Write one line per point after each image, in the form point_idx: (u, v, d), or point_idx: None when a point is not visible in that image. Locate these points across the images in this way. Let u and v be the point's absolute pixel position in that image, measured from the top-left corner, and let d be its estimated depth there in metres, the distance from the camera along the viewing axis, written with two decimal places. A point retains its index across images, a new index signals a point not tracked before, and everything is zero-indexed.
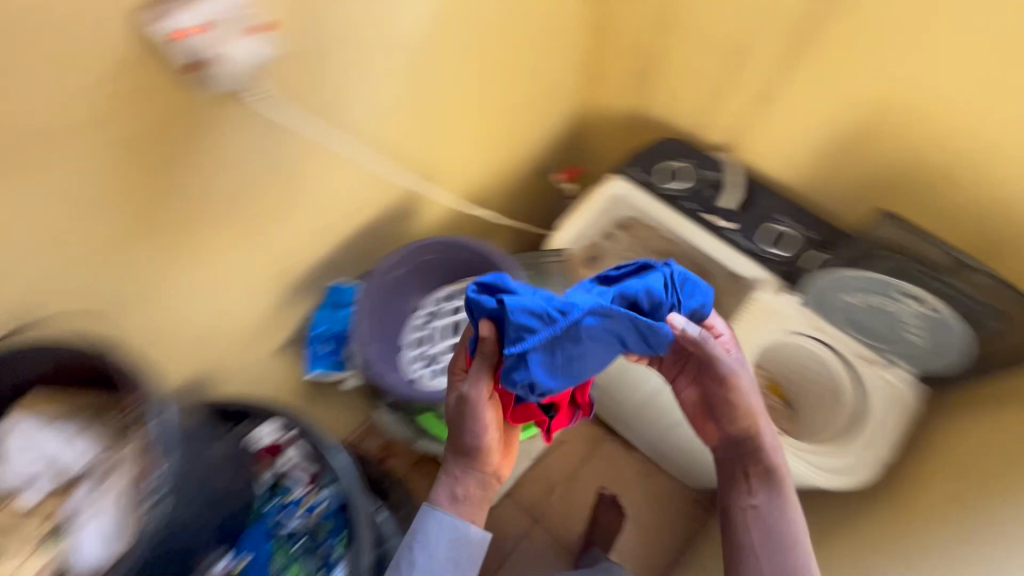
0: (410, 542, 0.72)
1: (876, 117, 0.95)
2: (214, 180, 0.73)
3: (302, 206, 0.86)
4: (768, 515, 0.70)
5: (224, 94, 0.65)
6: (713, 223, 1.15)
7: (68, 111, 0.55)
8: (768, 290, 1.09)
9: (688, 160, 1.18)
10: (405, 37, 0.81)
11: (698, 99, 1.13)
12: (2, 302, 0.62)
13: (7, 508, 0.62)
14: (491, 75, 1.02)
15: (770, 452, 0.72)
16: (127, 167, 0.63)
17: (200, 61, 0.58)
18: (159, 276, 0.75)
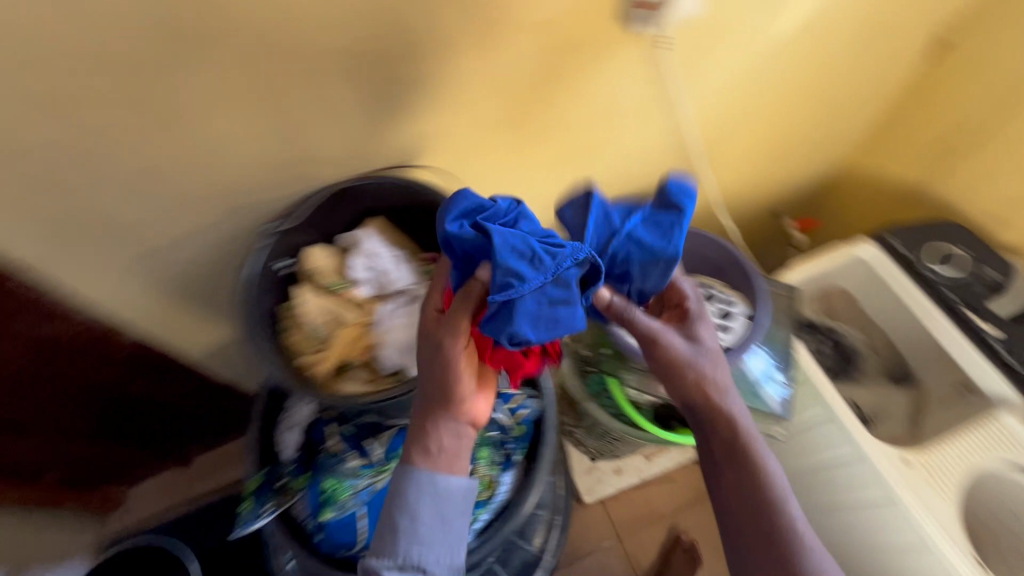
0: (399, 511, 0.62)
1: None
2: (576, 108, 0.79)
3: (608, 157, 0.91)
4: (765, 495, 0.65)
5: (640, 40, 0.71)
6: (973, 323, 1.06)
7: (538, 13, 0.64)
8: (1016, 415, 0.98)
9: (967, 251, 1.10)
10: (778, 37, 0.85)
11: (1012, 192, 1.05)
12: (393, 147, 0.74)
13: (346, 293, 0.73)
14: (803, 104, 1.04)
15: (729, 418, 0.66)
16: (536, 73, 0.71)
17: (659, 1, 0.65)
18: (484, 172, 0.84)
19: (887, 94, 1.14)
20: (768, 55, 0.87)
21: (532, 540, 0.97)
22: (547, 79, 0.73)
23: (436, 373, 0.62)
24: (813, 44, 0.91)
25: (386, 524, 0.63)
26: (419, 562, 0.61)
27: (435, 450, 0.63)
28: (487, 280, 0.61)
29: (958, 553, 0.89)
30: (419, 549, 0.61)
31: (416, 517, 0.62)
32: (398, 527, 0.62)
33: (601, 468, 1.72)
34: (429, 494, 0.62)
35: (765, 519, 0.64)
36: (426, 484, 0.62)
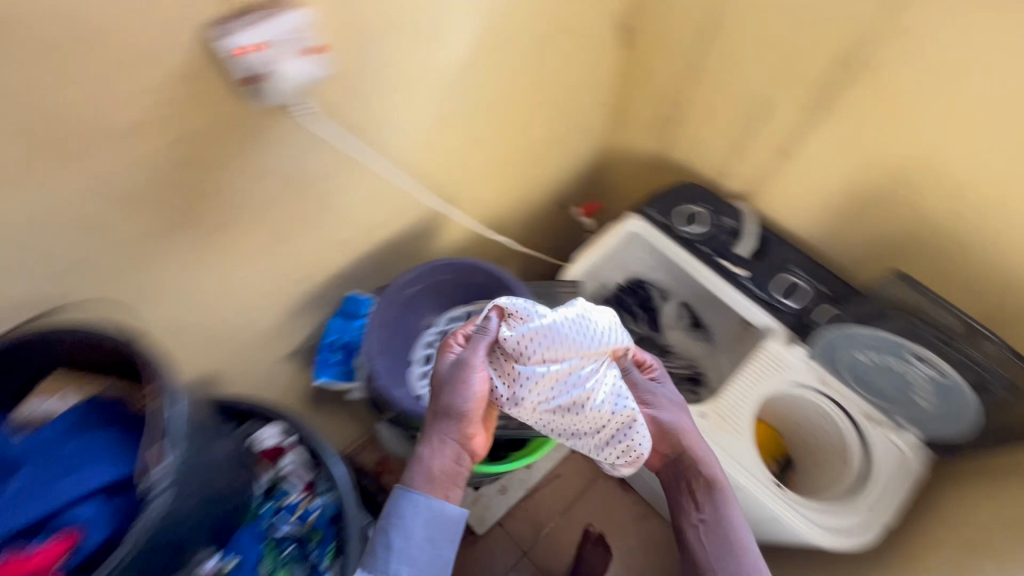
0: (391, 525, 0.71)
1: (907, 176, 0.89)
2: (246, 188, 0.71)
3: (325, 225, 0.86)
4: (714, 527, 0.80)
5: (273, 108, 0.65)
6: (725, 269, 1.14)
7: (123, 109, 0.55)
8: (777, 340, 1.08)
9: (708, 206, 1.18)
10: (444, 72, 0.82)
11: (721, 150, 1.13)
12: (32, 287, 0.62)
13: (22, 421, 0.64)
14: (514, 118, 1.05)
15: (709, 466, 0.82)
16: (169, 173, 0.63)
17: (257, 77, 0.57)
18: (181, 281, 0.74)
19: (607, 75, 1.18)
20: (456, 84, 0.86)
21: None
22: (177, 187, 0.65)
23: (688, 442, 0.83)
24: (505, 60, 0.91)
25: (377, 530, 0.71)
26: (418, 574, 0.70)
27: (437, 478, 0.73)
28: None
29: (755, 476, 0.98)
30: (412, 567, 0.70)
31: (399, 534, 0.70)
32: (384, 535, 0.70)
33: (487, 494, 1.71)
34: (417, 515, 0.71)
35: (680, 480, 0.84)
36: (419, 499, 0.71)
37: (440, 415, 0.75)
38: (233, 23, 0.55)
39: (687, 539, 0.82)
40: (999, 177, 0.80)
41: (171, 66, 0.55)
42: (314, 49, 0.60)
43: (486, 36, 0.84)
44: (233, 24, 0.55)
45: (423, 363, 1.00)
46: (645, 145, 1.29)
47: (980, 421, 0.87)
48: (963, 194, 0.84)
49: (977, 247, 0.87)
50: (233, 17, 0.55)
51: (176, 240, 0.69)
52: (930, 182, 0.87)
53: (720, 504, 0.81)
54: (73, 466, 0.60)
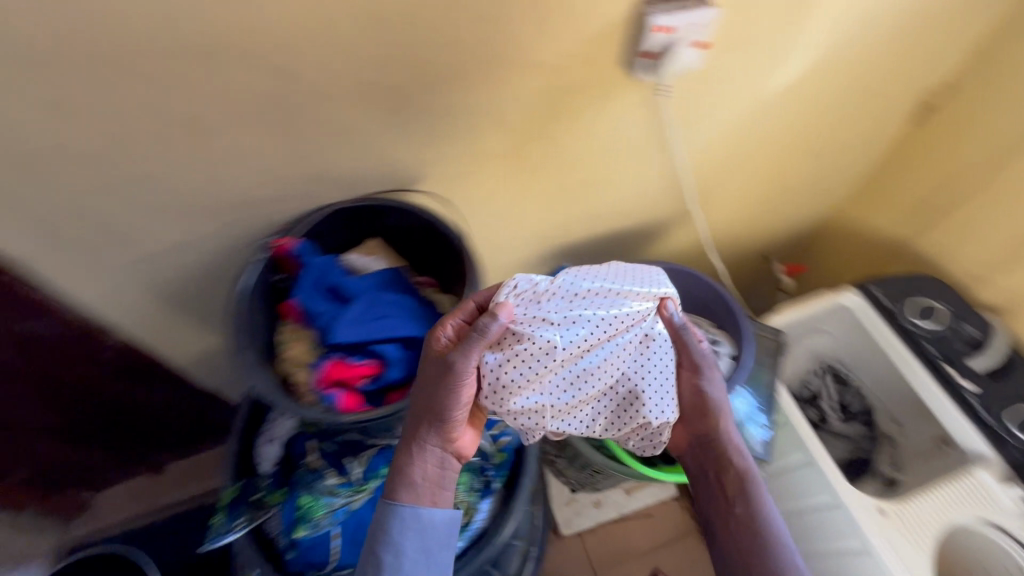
0: (386, 544, 0.63)
1: None
2: (569, 146, 0.80)
3: (593, 198, 0.94)
4: (753, 522, 0.70)
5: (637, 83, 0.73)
6: (948, 376, 1.06)
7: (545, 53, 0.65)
8: (989, 471, 0.98)
9: (949, 306, 1.10)
10: (763, 96, 0.86)
11: (988, 253, 1.06)
12: (396, 170, 0.75)
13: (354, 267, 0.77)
14: (785, 158, 1.06)
15: (738, 455, 0.75)
16: (533, 114, 0.73)
17: (659, 53, 0.66)
18: (479, 203, 0.85)
19: (881, 144, 1.15)
20: (764, 110, 0.90)
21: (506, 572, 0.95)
22: (530, 128, 0.74)
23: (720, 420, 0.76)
24: (809, 102, 0.94)
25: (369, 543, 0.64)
26: None
27: (418, 483, 0.65)
28: (302, 280, 0.73)
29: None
30: None
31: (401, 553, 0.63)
32: (375, 549, 0.63)
33: (579, 501, 1.73)
34: (410, 532, 0.63)
35: (729, 479, 0.74)
36: (407, 517, 0.63)
37: (416, 413, 0.66)
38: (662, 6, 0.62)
39: (718, 535, 0.73)
40: None
41: (596, 30, 0.64)
42: (707, 44, 0.67)
43: (812, 75, 0.87)
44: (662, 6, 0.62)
45: None
46: (886, 224, 1.24)
47: None
48: None
49: None
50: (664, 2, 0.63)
51: (501, 170, 0.80)
52: None
53: (725, 494, 0.74)
54: (385, 317, 0.73)
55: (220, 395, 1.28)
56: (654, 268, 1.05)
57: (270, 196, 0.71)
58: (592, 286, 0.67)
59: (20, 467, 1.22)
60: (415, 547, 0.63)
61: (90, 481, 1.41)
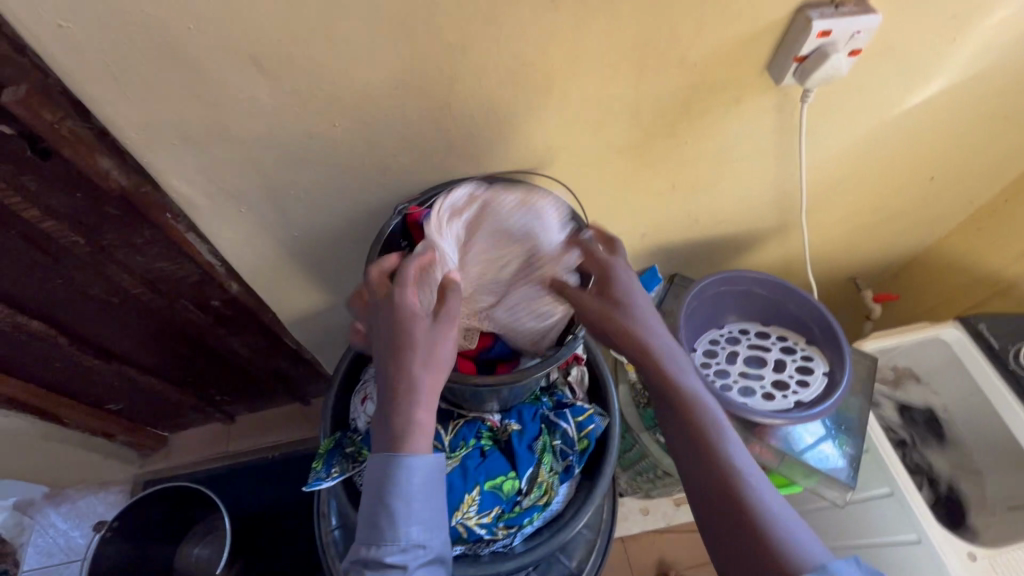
0: (386, 498, 0.61)
1: None
2: (691, 144, 0.82)
3: (700, 199, 0.94)
4: (697, 436, 0.60)
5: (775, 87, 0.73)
6: None
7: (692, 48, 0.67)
8: None
9: None
10: (893, 111, 0.85)
11: None
12: (524, 152, 0.78)
13: None
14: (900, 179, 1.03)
15: (667, 362, 0.63)
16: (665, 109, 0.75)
17: (813, 56, 0.66)
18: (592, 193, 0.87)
19: (1004, 174, 1.10)
20: (890, 126, 0.88)
21: (572, 558, 0.96)
22: (658, 122, 0.76)
23: (629, 321, 0.65)
24: (938, 123, 0.91)
25: (374, 513, 0.62)
26: (421, 539, 0.61)
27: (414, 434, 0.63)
28: None
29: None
30: (414, 526, 0.61)
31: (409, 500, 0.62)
32: (382, 507, 0.61)
33: (627, 505, 1.73)
34: (413, 479, 0.61)
35: (669, 400, 0.62)
36: (405, 470, 0.61)
37: (382, 361, 0.64)
38: (822, 10, 0.63)
39: (681, 462, 0.61)
40: None
41: (748, 29, 0.65)
42: (859, 52, 0.67)
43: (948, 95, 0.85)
44: (823, 11, 0.63)
45: (699, 353, 1.03)
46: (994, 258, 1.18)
47: None
48: None
49: None
50: (823, 6, 0.63)
51: (621, 162, 0.82)
52: None
53: (703, 456, 0.59)
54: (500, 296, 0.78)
55: (306, 353, 1.36)
56: (751, 278, 1.04)
57: (407, 166, 0.76)
58: (475, 205, 0.76)
59: (125, 397, 1.33)
60: (411, 491, 0.62)
61: (177, 419, 1.52)
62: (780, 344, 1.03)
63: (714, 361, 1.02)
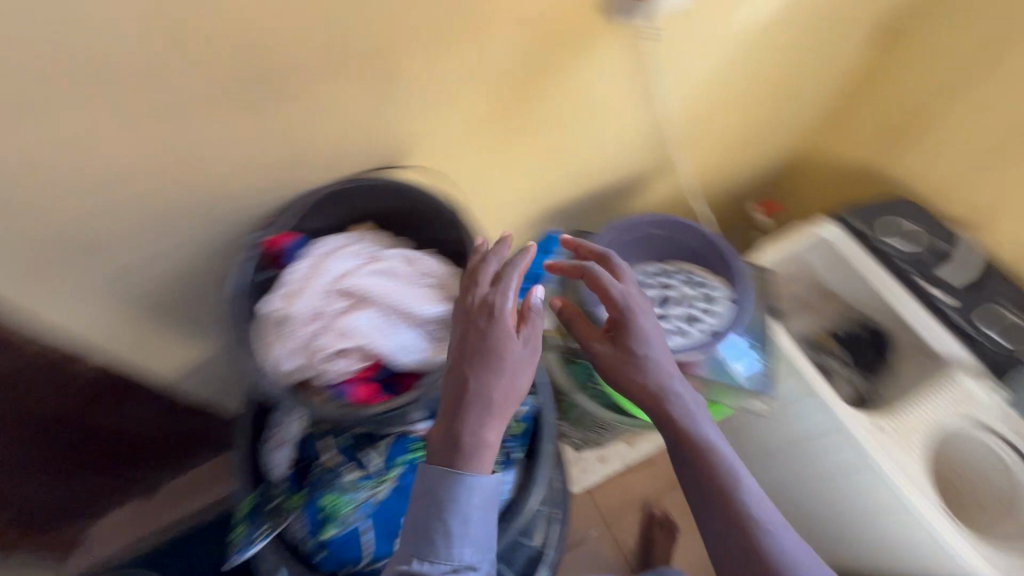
0: (441, 512, 0.61)
1: None
2: (555, 101, 0.79)
3: (579, 155, 0.93)
4: (713, 481, 0.65)
5: (621, 29, 0.72)
6: (925, 291, 1.11)
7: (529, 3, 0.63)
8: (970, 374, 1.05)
9: (919, 225, 1.15)
10: (738, 34, 0.87)
11: (951, 171, 1.11)
12: (383, 143, 0.72)
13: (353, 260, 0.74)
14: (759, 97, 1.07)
15: (682, 414, 0.68)
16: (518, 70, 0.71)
17: None
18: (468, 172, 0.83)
19: (846, 74, 1.18)
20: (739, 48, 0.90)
21: (532, 537, 0.96)
22: (516, 85, 0.73)
23: (648, 371, 0.69)
24: (781, 38, 0.95)
25: (423, 528, 0.62)
26: (471, 560, 0.62)
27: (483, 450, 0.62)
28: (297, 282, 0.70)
29: (921, 498, 0.96)
30: (461, 548, 0.61)
31: (467, 519, 0.61)
32: (439, 523, 0.61)
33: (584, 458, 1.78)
34: (474, 497, 0.61)
35: (687, 442, 0.67)
36: (465, 488, 0.61)
37: (463, 386, 0.60)
38: None
39: (691, 498, 0.66)
40: None
41: None
42: None
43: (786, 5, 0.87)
44: None
45: None
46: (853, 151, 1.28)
47: None
48: None
49: None
50: None
51: (489, 134, 0.78)
52: None
53: (716, 496, 0.64)
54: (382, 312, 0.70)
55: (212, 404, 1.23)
56: (644, 220, 1.05)
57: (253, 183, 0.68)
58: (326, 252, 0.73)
59: None
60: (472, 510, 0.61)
61: None
62: (682, 279, 1.05)
63: None
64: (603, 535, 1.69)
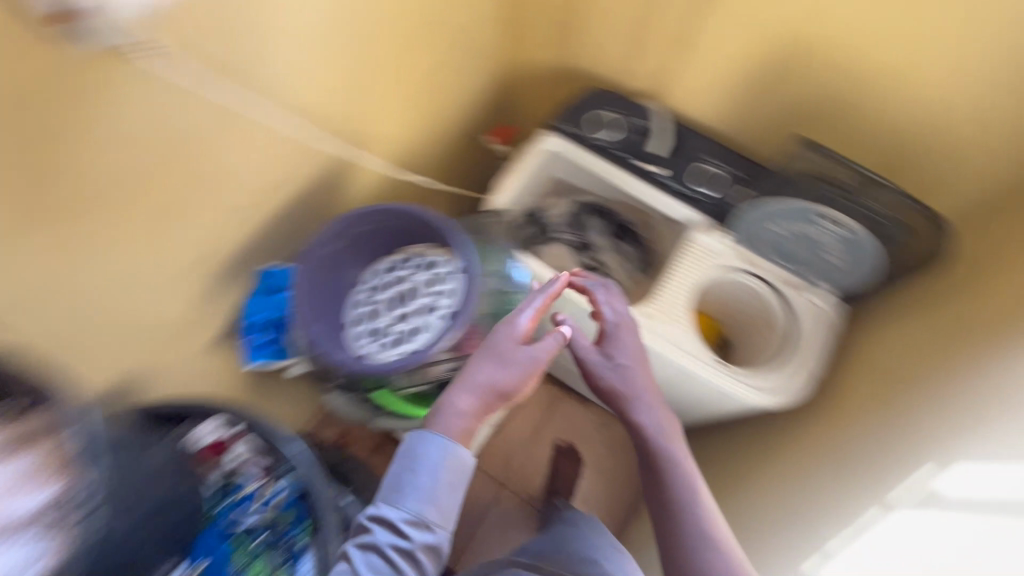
0: (406, 465, 0.69)
1: (794, 43, 0.96)
2: (101, 162, 0.61)
3: (209, 193, 0.76)
4: (665, 483, 0.81)
5: (109, 50, 0.55)
6: (642, 170, 1.14)
7: None
8: (701, 231, 1.12)
9: (617, 108, 1.16)
10: None
11: (621, 48, 1.12)
12: None
13: None
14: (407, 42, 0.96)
15: (660, 441, 0.82)
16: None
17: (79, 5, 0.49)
18: (49, 285, 0.64)
19: None
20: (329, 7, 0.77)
21: None
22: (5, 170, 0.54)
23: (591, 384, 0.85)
24: None
25: (396, 479, 0.69)
26: (431, 522, 0.67)
27: (454, 436, 0.71)
28: None
29: (695, 360, 1.03)
30: (430, 507, 0.67)
31: (416, 476, 0.68)
32: (403, 475, 0.69)
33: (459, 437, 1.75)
34: (436, 451, 0.69)
35: (658, 454, 0.82)
36: (433, 445, 0.70)
37: (464, 381, 0.75)
38: None
39: (660, 513, 0.80)
40: (863, 25, 0.89)
41: None
42: None
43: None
44: None
45: (360, 322, 0.95)
46: (545, 54, 1.25)
47: (889, 269, 0.96)
48: (845, 49, 0.93)
49: (856, 97, 0.97)
50: None
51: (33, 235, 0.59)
52: (810, 42, 0.95)
53: (663, 492, 0.81)
54: None
55: None
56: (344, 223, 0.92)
57: None
58: None
59: None
60: (441, 474, 0.68)
61: None
62: (414, 265, 0.96)
63: (374, 321, 0.94)
64: (505, 495, 1.71)
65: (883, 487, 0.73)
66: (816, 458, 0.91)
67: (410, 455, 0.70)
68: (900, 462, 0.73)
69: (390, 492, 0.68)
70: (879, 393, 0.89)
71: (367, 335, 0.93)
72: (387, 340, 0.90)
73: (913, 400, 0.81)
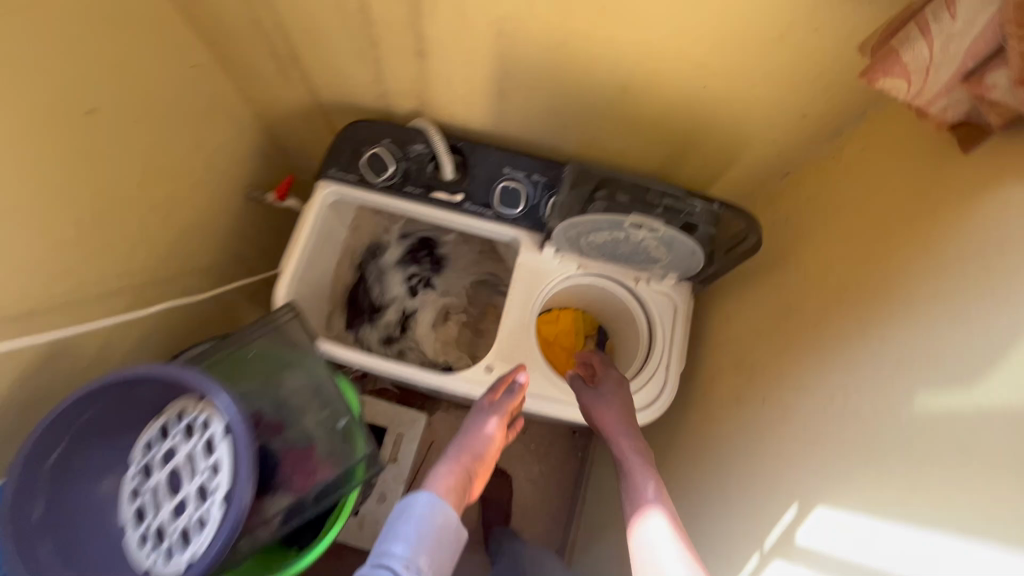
0: (393, 517, 0.69)
1: (537, 41, 0.73)
2: None
3: None
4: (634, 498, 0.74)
5: None
6: (441, 205, 0.98)
7: None
8: (525, 253, 0.99)
9: (387, 138, 0.96)
10: None
11: (360, 74, 0.89)
12: None
13: None
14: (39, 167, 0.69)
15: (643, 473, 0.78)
16: None
17: None
18: None
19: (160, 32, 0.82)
20: None
21: None
22: None
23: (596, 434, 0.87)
24: None
25: (384, 532, 0.68)
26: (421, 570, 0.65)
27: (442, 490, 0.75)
28: None
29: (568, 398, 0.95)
30: (421, 557, 0.65)
31: (400, 526, 0.68)
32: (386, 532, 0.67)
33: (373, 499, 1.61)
34: (422, 503, 0.70)
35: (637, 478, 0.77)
36: (414, 500, 0.70)
37: (454, 448, 0.83)
38: None
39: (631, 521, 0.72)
40: None
41: None
42: None
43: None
44: None
45: (136, 523, 0.75)
46: (286, 90, 1.00)
47: (715, 257, 0.84)
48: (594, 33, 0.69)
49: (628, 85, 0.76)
50: None
51: None
52: (556, 35, 0.71)
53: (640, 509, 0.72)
54: None
55: None
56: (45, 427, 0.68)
57: None
58: None
59: None
60: (429, 526, 0.68)
61: None
62: (181, 431, 0.75)
63: (151, 519, 0.74)
64: None
65: (750, 532, 0.68)
66: (696, 478, 0.86)
67: (391, 520, 0.69)
68: (764, 503, 0.67)
69: (370, 566, 0.64)
70: (734, 391, 0.85)
71: (145, 542, 0.73)
72: (167, 547, 0.71)
73: (760, 407, 0.76)
